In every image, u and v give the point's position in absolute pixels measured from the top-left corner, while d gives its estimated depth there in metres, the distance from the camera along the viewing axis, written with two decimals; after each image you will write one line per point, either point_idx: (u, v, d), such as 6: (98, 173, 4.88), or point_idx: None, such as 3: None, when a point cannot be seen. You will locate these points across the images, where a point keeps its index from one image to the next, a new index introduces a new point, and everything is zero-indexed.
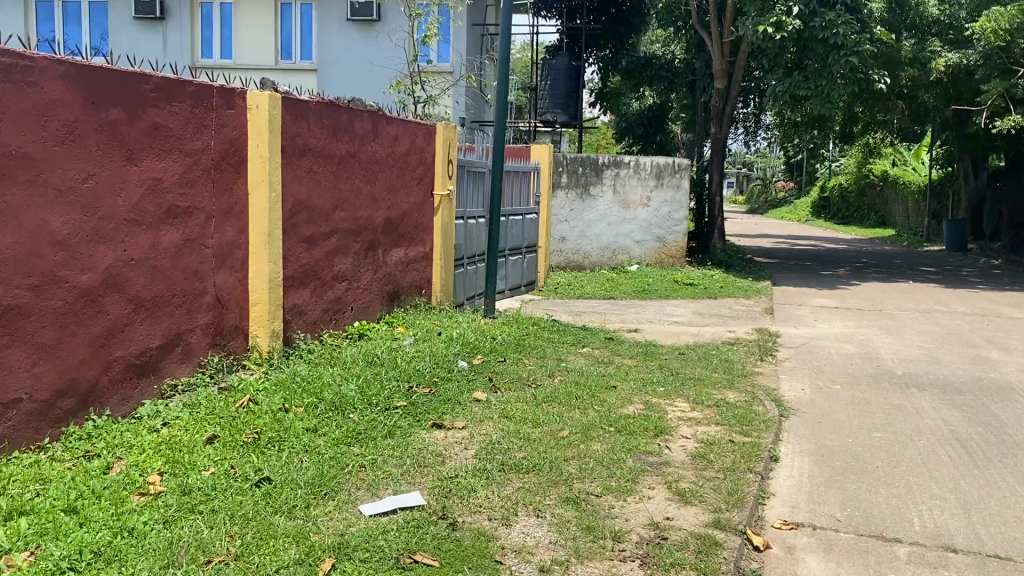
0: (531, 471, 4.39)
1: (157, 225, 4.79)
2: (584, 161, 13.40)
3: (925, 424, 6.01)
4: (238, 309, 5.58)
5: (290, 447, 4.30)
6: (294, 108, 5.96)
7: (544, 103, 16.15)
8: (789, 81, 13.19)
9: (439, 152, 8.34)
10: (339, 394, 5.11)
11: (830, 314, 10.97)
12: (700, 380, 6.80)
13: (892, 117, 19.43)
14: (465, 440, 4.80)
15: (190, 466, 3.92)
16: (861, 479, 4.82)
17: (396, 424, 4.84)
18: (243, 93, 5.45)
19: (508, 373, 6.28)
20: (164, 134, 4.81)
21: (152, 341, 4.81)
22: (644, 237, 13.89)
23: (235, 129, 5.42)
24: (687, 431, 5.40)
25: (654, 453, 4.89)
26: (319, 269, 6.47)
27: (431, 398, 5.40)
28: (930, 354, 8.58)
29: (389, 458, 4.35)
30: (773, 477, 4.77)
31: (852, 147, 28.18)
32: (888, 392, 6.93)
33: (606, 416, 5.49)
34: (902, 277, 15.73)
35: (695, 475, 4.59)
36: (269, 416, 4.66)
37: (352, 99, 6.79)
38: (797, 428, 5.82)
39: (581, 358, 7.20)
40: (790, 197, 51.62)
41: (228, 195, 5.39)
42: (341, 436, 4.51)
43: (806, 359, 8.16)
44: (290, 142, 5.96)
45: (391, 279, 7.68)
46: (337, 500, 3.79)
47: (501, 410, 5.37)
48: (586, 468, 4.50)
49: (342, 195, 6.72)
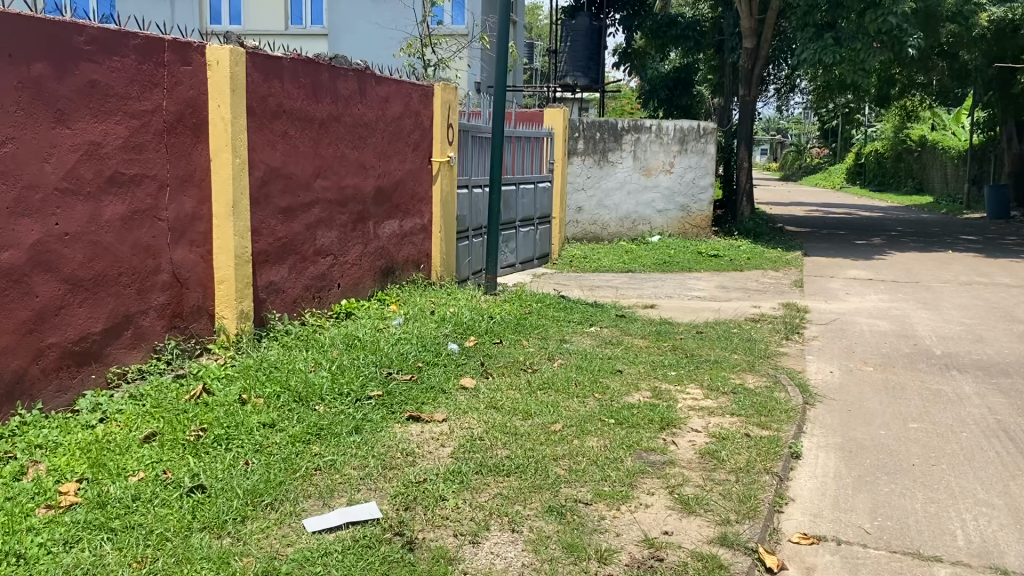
0: (513, 473, 3.84)
1: (97, 195, 4.28)
2: (603, 125, 12.79)
3: (967, 413, 5.38)
4: (201, 288, 5.04)
5: (239, 447, 3.78)
6: (263, 65, 5.40)
7: (564, 66, 15.44)
8: (819, 44, 12.31)
9: (439, 115, 7.76)
10: (307, 381, 4.56)
11: (863, 287, 10.27)
12: (717, 363, 6.19)
13: (931, 78, 18.51)
14: (443, 436, 4.25)
15: (116, 471, 3.43)
16: (894, 480, 4.23)
17: (366, 417, 4.28)
18: (200, 48, 4.88)
19: (503, 357, 5.72)
20: (103, 92, 4.28)
21: (95, 325, 4.31)
22: (667, 206, 13.20)
23: (191, 88, 4.87)
24: (699, 423, 4.83)
25: (658, 451, 4.32)
26: (299, 243, 5.93)
27: (411, 387, 4.85)
28: (972, 331, 7.88)
29: (351, 459, 3.81)
30: (792, 479, 4.19)
31: (890, 110, 27.01)
32: (927, 375, 6.28)
33: (608, 406, 4.94)
34: (940, 246, 14.90)
35: (702, 478, 4.02)
36: (221, 410, 4.13)
37: (335, 57, 6.22)
38: (822, 418, 5.20)
39: (587, 339, 6.63)
40: (825, 163, 50.25)
41: (185, 162, 4.85)
42: (300, 432, 3.97)
43: (837, 337, 7.52)
44: (261, 103, 5.41)
45: (383, 253, 7.13)
46: (279, 512, 3.28)
47: (489, 400, 4.83)
48: (576, 470, 3.95)
49: (324, 162, 6.15)
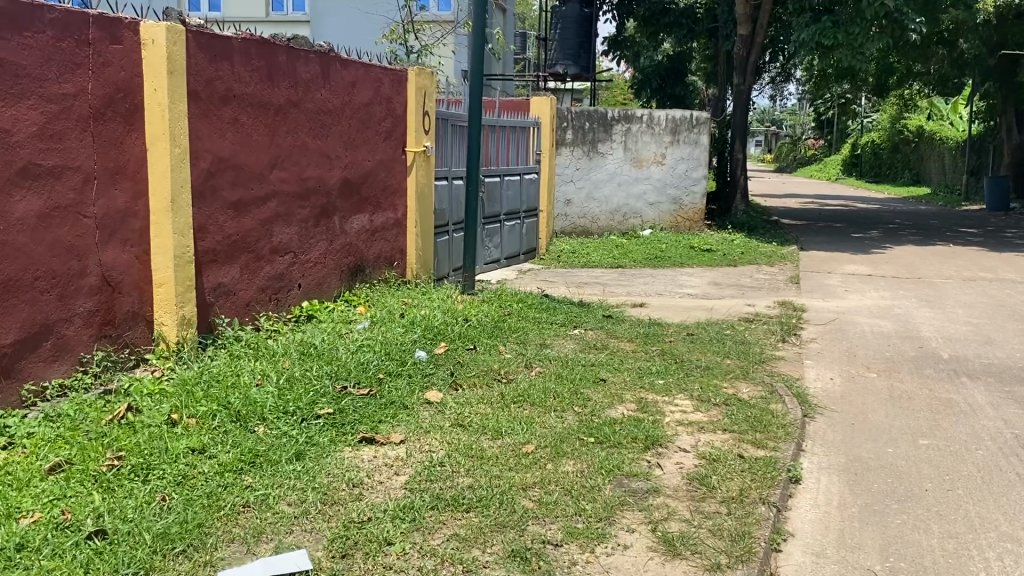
0: (475, 508, 3.36)
1: (6, 188, 3.78)
2: (592, 114, 12.25)
3: (982, 427, 4.91)
4: (136, 291, 4.54)
5: (159, 479, 3.31)
6: (209, 45, 4.90)
7: (554, 54, 14.89)
8: (816, 27, 11.83)
9: (413, 102, 7.25)
10: (248, 398, 4.08)
11: (862, 283, 9.80)
12: (708, 370, 5.71)
13: (931, 66, 18.03)
14: (397, 461, 3.77)
15: (5, 512, 2.94)
16: (904, 509, 3.77)
17: (311, 441, 3.81)
18: (132, 24, 4.36)
19: (476, 365, 5.24)
20: (12, 72, 3.78)
21: (5, 336, 3.81)
22: (658, 198, 12.72)
23: (123, 69, 4.35)
24: (687, 441, 4.36)
25: (641, 477, 3.84)
26: (252, 241, 5.44)
27: (367, 402, 4.36)
28: (980, 332, 7.41)
29: (287, 493, 3.35)
30: (791, 510, 3.72)
31: (887, 99, 26.50)
32: (934, 383, 5.81)
33: (588, 422, 4.46)
34: (940, 239, 14.45)
35: (689, 510, 3.55)
36: (145, 434, 3.65)
37: (294, 38, 5.72)
38: (823, 434, 4.74)
39: (569, 343, 6.15)
40: (820, 154, 49.85)
41: (116, 152, 4.35)
42: (231, 461, 3.51)
43: (837, 338, 7.05)
44: (206, 86, 4.91)
45: (351, 250, 6.63)
46: (192, 563, 2.81)
47: (456, 416, 4.35)
48: (546, 503, 3.46)
49: (281, 152, 5.65)
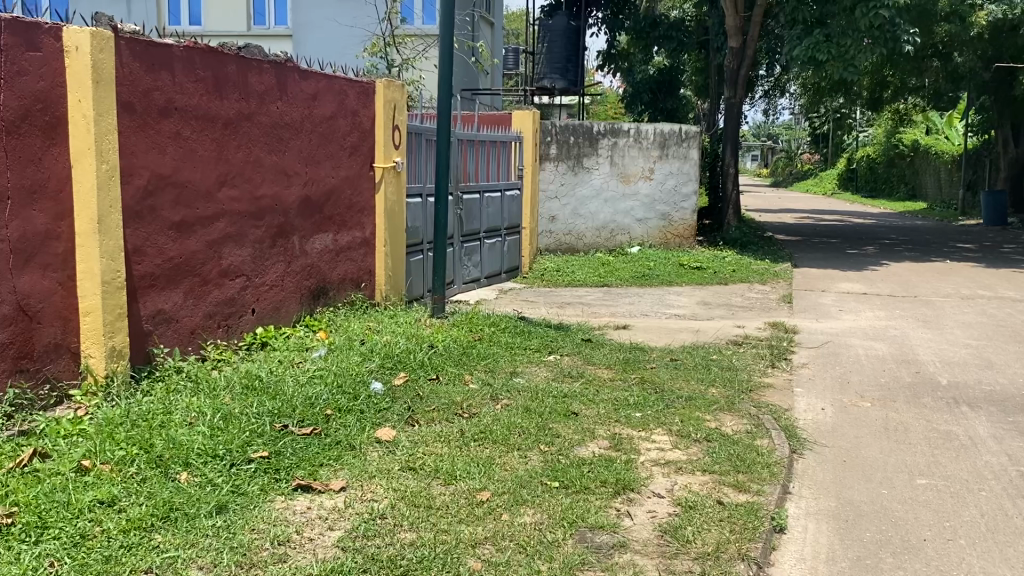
0: (413, 570, 2.96)
1: None
2: (577, 129, 11.91)
3: (986, 463, 4.52)
4: (59, 321, 4.15)
5: (53, 541, 2.91)
6: (145, 53, 4.53)
7: (540, 68, 14.50)
8: (807, 42, 11.49)
9: (381, 116, 6.88)
10: (174, 440, 3.68)
11: (857, 302, 9.41)
12: (691, 401, 5.31)
13: (925, 79, 17.72)
14: (333, 513, 3.38)
15: None
16: (900, 564, 3.37)
17: (234, 491, 3.41)
18: (51, 29, 4.00)
19: (436, 398, 4.84)
20: None
21: None
22: (647, 214, 12.36)
23: (42, 78, 3.98)
24: (662, 485, 3.96)
25: (607, 529, 3.43)
26: (198, 264, 5.05)
27: (309, 444, 3.97)
28: (980, 355, 7.02)
29: (199, 555, 2.94)
30: (774, 566, 3.32)
31: (882, 113, 26.21)
32: (933, 413, 5.41)
33: (554, 463, 4.06)
34: (937, 255, 14.08)
35: (658, 570, 3.15)
36: (47, 485, 3.24)
37: (245, 47, 5.35)
38: (813, 473, 4.34)
39: (542, 371, 5.75)
40: (816, 169, 49.58)
41: (34, 169, 3.96)
42: (140, 517, 3.10)
43: (830, 363, 6.67)
44: (142, 98, 4.54)
45: (312, 272, 6.25)
46: None
47: (407, 458, 3.95)
48: (497, 564, 3.06)
49: (231, 168, 5.27)
